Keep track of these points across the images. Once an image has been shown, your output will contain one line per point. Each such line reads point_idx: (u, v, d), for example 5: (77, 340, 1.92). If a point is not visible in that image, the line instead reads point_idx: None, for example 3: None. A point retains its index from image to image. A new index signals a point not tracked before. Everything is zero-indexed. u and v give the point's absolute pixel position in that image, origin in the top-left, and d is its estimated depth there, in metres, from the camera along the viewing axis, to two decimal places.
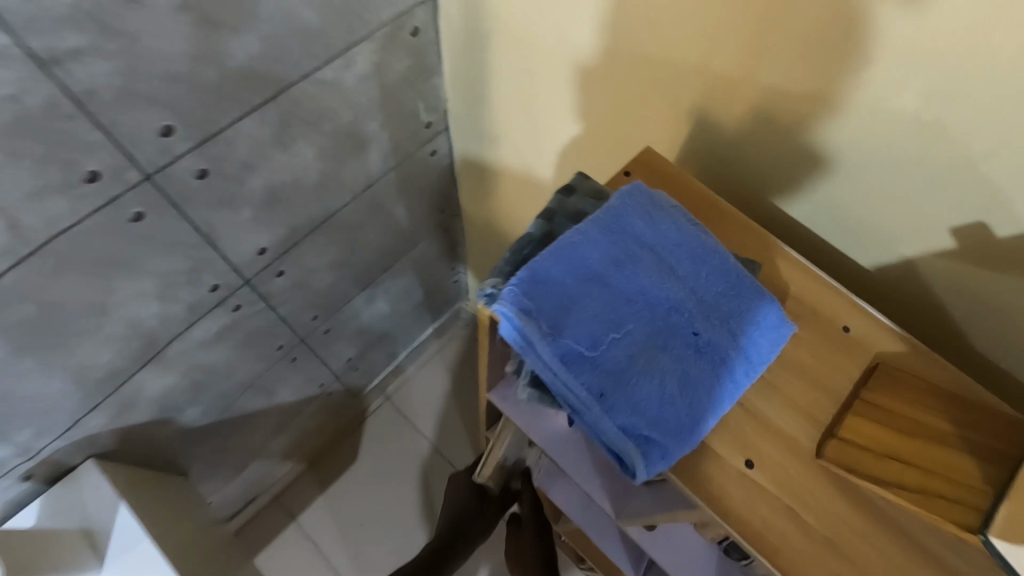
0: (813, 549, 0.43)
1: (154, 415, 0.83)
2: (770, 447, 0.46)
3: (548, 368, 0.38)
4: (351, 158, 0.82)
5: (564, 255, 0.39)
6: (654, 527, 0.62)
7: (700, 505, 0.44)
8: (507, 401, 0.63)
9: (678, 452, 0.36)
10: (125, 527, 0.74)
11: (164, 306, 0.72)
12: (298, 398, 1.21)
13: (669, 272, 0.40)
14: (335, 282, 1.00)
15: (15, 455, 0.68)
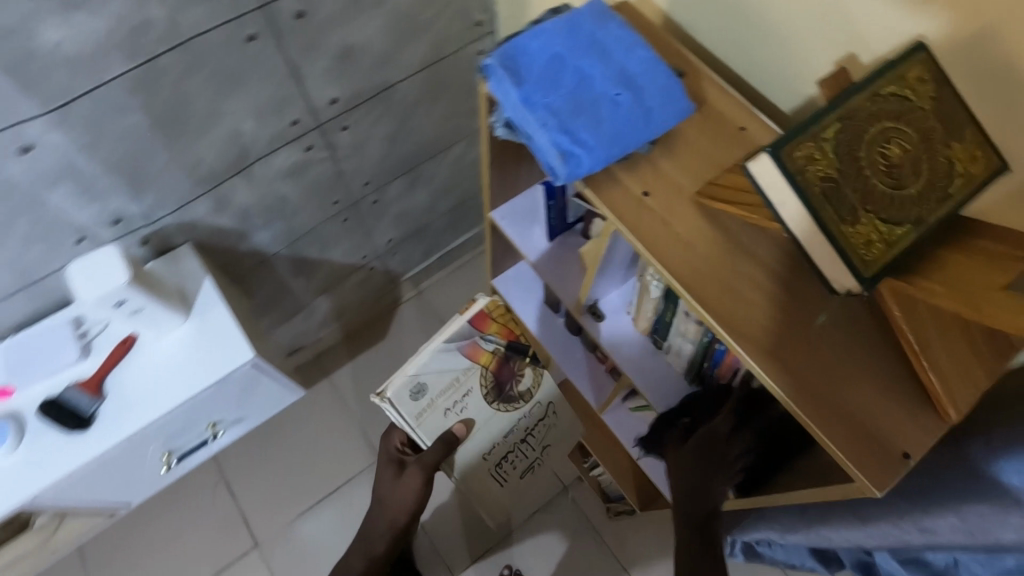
0: (676, 248, 0.53)
1: (234, 223, 1.06)
2: (662, 184, 0.56)
3: (513, 107, 0.55)
4: (412, 37, 1.00)
5: (536, 35, 0.56)
6: (601, 316, 0.78)
7: (605, 213, 0.55)
8: (505, 219, 0.85)
9: (591, 164, 0.52)
10: (208, 293, 0.97)
11: (257, 124, 0.93)
12: (346, 264, 1.42)
13: (606, 52, 0.56)
14: (388, 154, 1.19)
15: (141, 217, 0.92)
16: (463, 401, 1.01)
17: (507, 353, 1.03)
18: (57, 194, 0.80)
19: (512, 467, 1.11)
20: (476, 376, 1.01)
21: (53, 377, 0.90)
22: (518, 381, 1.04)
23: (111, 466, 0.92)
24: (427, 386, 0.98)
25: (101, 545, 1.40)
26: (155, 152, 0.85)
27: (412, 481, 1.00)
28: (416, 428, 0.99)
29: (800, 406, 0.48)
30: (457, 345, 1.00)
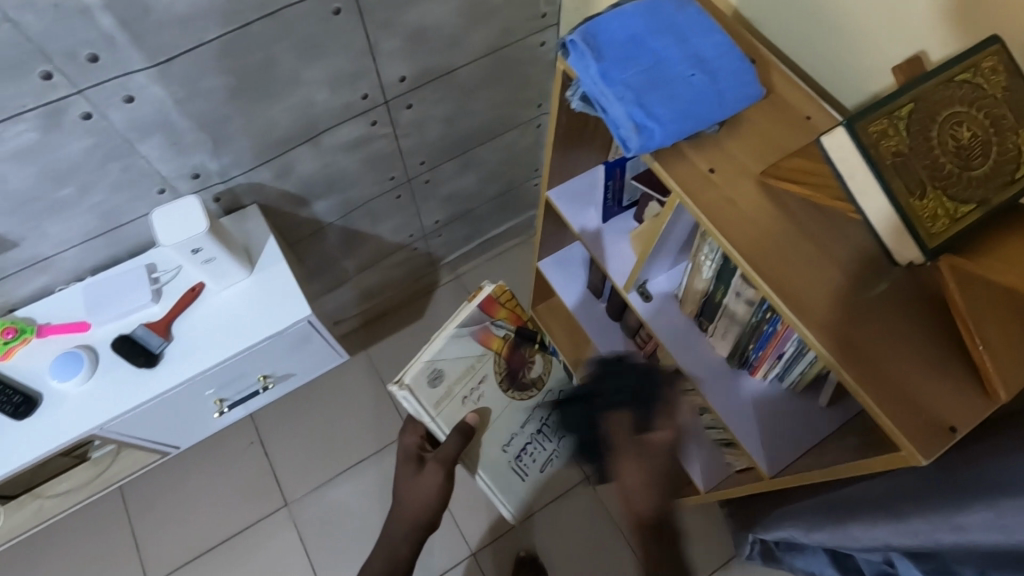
0: (738, 221, 0.56)
1: (297, 189, 1.11)
2: (728, 162, 0.59)
3: (591, 80, 0.58)
4: (480, 22, 1.04)
5: (617, 16, 0.60)
6: (649, 296, 0.81)
7: (672, 185, 0.58)
8: (560, 199, 0.89)
9: (663, 137, 0.55)
10: (271, 252, 1.02)
11: (330, 96, 0.98)
12: (392, 241, 1.46)
13: (684, 35, 0.59)
14: (444, 135, 1.24)
15: (217, 175, 0.97)
16: (479, 389, 1.08)
17: (516, 339, 1.12)
18: (149, 145, 0.86)
19: (529, 460, 1.13)
20: (490, 361, 1.09)
21: (126, 317, 0.96)
22: (528, 370, 1.13)
23: (171, 405, 0.97)
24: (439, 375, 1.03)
25: (141, 492, 1.47)
26: (239, 112, 0.90)
27: (432, 474, 1.01)
28: (427, 412, 1.03)
29: (847, 372, 0.50)
30: (471, 330, 1.06)
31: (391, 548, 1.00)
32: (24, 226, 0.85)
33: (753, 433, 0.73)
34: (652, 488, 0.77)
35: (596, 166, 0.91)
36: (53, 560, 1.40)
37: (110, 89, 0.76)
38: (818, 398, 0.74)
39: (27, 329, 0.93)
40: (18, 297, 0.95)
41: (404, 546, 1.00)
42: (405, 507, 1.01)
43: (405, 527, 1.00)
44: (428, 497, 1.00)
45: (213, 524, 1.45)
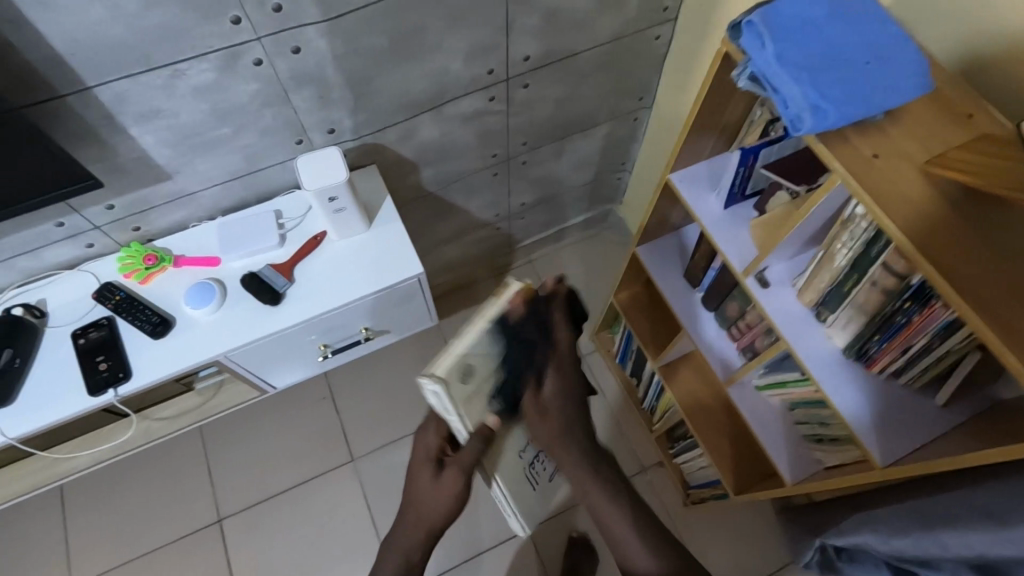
0: (898, 204, 0.58)
1: (411, 155, 1.16)
2: (889, 150, 0.61)
3: (766, 60, 0.62)
4: (608, 9, 1.08)
5: (794, 3, 0.64)
6: (768, 283, 0.83)
7: (834, 163, 0.60)
8: (681, 182, 0.93)
9: (837, 117, 0.58)
10: (387, 212, 1.08)
11: (460, 66, 1.03)
12: (479, 218, 1.51)
13: (855, 28, 0.63)
14: (549, 118, 1.28)
15: (349, 132, 1.04)
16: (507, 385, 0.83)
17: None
18: (300, 96, 0.93)
19: (541, 473, 0.96)
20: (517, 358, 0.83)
21: (254, 257, 1.02)
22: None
23: (287, 342, 1.03)
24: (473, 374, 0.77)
25: (218, 429, 1.54)
26: (382, 73, 0.96)
27: (451, 482, 0.80)
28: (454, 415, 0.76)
29: (1008, 350, 0.51)
30: (507, 317, 0.79)
31: (403, 559, 0.84)
32: (182, 159, 0.93)
33: (870, 423, 0.75)
34: (564, 396, 0.83)
35: (719, 157, 0.95)
36: (134, 483, 1.48)
37: (282, 38, 0.83)
38: (934, 397, 0.75)
39: (165, 258, 1.01)
40: (159, 227, 1.04)
41: (417, 550, 0.84)
42: (418, 517, 0.84)
43: (421, 532, 0.84)
44: (445, 508, 0.82)
45: (281, 470, 1.50)
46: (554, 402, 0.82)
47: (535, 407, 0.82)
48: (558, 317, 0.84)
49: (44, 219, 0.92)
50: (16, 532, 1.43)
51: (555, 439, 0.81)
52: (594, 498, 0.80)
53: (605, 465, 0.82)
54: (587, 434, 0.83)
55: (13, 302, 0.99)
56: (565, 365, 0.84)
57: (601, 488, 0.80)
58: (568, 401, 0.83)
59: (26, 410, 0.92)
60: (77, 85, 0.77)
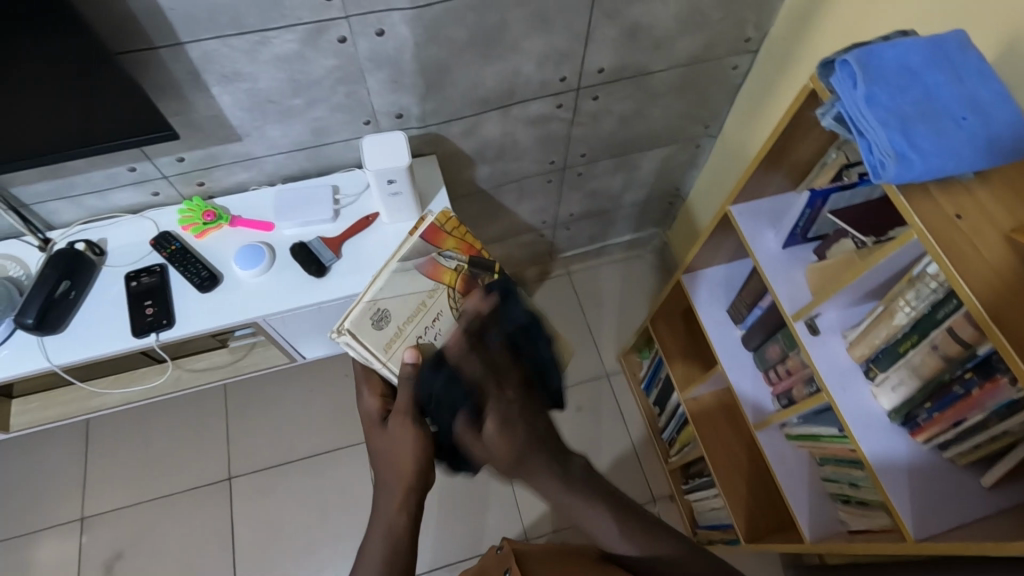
0: (977, 269, 0.56)
1: (470, 150, 1.17)
2: (975, 212, 0.58)
3: (856, 101, 0.61)
4: (690, 32, 1.06)
5: (894, 47, 0.62)
6: (818, 330, 0.80)
7: (913, 218, 0.58)
8: (741, 216, 0.91)
9: (924, 168, 0.56)
10: (440, 202, 1.08)
11: (533, 69, 1.03)
12: (525, 222, 1.51)
13: (959, 77, 0.60)
14: (612, 133, 1.27)
15: (415, 119, 1.05)
16: (436, 326, 0.84)
17: (471, 271, 0.89)
18: (375, 78, 0.95)
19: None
20: (445, 296, 0.86)
21: (306, 227, 1.04)
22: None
23: (324, 314, 1.05)
24: (390, 321, 0.82)
25: (243, 389, 1.57)
26: (457, 65, 0.97)
27: (401, 429, 0.74)
28: (379, 354, 0.80)
29: None
30: (415, 264, 0.87)
31: (390, 526, 0.70)
32: (254, 123, 0.96)
33: (906, 493, 0.71)
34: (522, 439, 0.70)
35: (783, 195, 0.92)
36: (157, 429, 1.52)
37: (368, 20, 0.85)
38: (979, 477, 0.71)
39: (222, 216, 1.04)
40: (221, 185, 1.08)
41: (404, 511, 0.71)
42: (387, 474, 0.73)
43: (397, 491, 0.72)
44: (416, 451, 0.72)
45: (297, 439, 1.52)
46: (493, 439, 0.69)
47: (482, 443, 0.70)
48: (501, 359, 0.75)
49: (118, 162, 0.96)
50: (42, 457, 1.48)
51: (510, 461, 0.69)
52: (580, 516, 0.70)
53: (577, 472, 0.71)
54: (550, 451, 0.71)
55: (76, 237, 1.03)
56: (509, 409, 0.70)
57: (584, 503, 0.70)
58: (515, 436, 0.69)
59: (74, 341, 0.96)
60: (170, 39, 0.80)
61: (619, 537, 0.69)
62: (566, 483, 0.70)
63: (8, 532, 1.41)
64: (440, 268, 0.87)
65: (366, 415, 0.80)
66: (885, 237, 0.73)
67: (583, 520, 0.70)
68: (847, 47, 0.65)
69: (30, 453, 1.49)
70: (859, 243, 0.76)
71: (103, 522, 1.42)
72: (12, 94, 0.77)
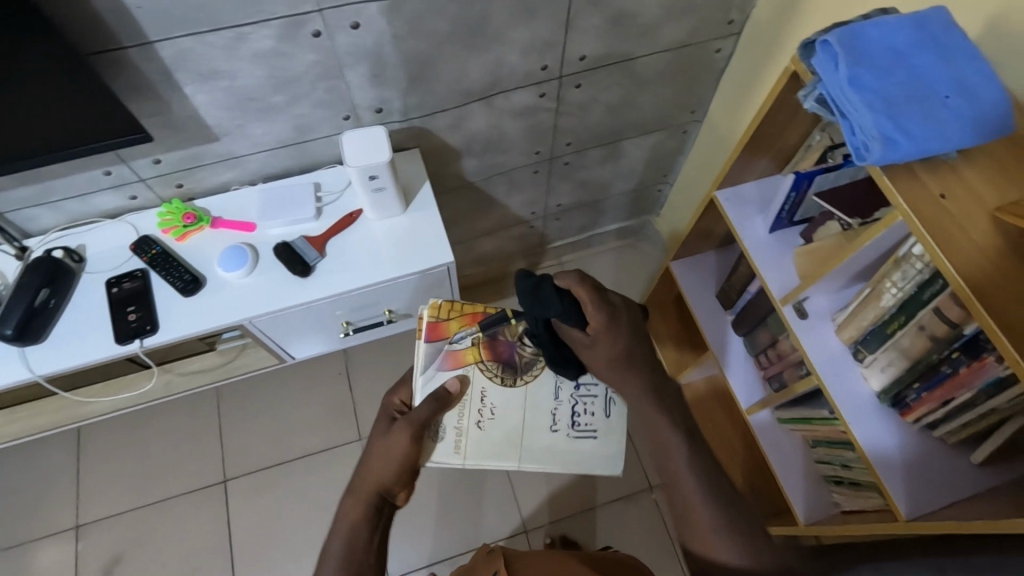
0: (963, 248, 0.55)
1: (455, 143, 1.16)
2: (960, 191, 0.58)
3: (840, 82, 0.60)
4: (675, 16, 1.05)
5: (877, 26, 0.61)
6: (807, 314, 0.80)
7: (898, 199, 0.58)
8: (727, 201, 0.90)
9: (908, 150, 0.56)
10: (424, 198, 1.07)
11: (516, 59, 1.02)
12: (514, 214, 1.49)
13: (943, 55, 0.60)
14: (599, 122, 1.26)
15: (397, 114, 1.03)
16: (487, 404, 0.90)
17: (488, 335, 0.93)
18: (353, 73, 0.93)
19: (589, 413, 0.90)
20: (480, 373, 0.91)
21: (289, 226, 1.03)
22: (521, 349, 0.92)
23: (312, 314, 1.03)
24: (443, 427, 0.88)
25: (236, 392, 1.56)
26: (438, 57, 0.96)
27: (399, 436, 0.81)
28: (461, 458, 0.86)
29: None
30: (434, 366, 0.91)
31: (349, 530, 0.74)
32: (233, 122, 0.94)
33: (897, 474, 0.72)
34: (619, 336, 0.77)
35: (770, 179, 0.91)
36: (150, 434, 1.51)
37: (345, 13, 0.83)
38: (969, 454, 0.72)
39: (203, 218, 1.02)
40: (201, 187, 1.06)
41: (363, 518, 0.75)
42: (368, 473, 0.79)
43: (365, 494, 0.77)
44: (398, 467, 0.79)
45: (293, 439, 1.51)
46: (607, 337, 0.76)
47: (586, 338, 0.79)
48: (615, 300, 0.78)
49: (94, 166, 0.94)
50: (34, 465, 1.47)
51: (609, 364, 0.78)
52: (668, 443, 0.74)
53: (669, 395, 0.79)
54: (649, 375, 0.78)
55: (54, 244, 1.02)
56: (620, 319, 0.77)
57: (677, 439, 0.75)
58: (619, 341, 0.77)
59: (57, 350, 0.95)
60: (140, 38, 0.78)
61: (686, 466, 0.73)
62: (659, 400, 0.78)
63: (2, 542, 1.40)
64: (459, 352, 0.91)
65: (385, 407, 0.90)
66: (870, 217, 0.72)
67: (667, 449, 0.75)
68: (829, 27, 0.64)
69: (22, 463, 1.47)
70: (845, 225, 0.75)
71: (98, 529, 1.41)
72: None
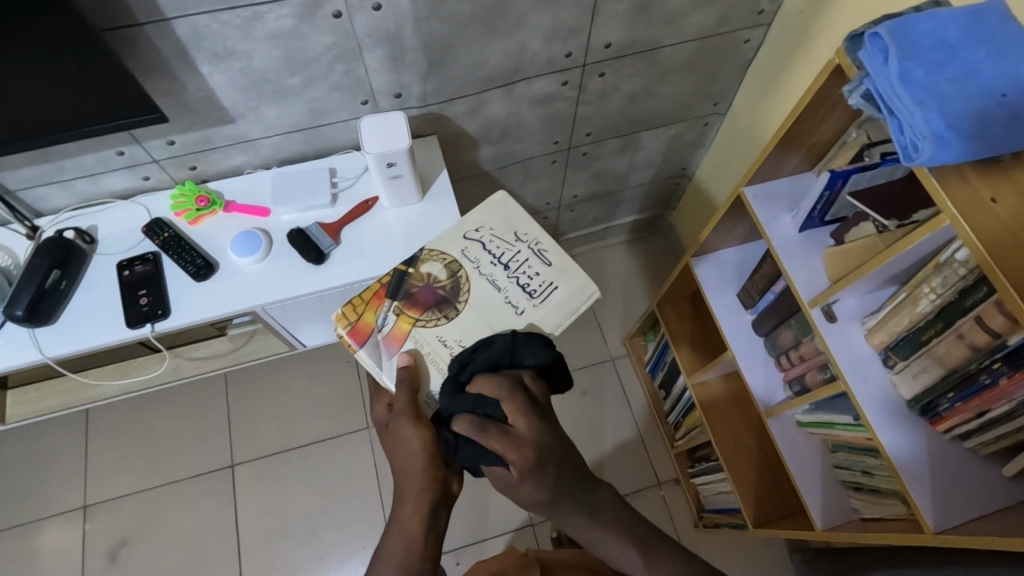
0: (1014, 254, 0.52)
1: (473, 130, 1.13)
2: (1014, 195, 0.55)
3: (889, 78, 0.57)
4: (704, 4, 1.01)
5: (932, 20, 0.58)
6: (836, 317, 0.78)
7: (946, 200, 0.55)
8: (755, 198, 0.87)
9: (962, 150, 0.53)
10: (441, 187, 1.05)
11: (539, 46, 0.99)
12: (529, 204, 1.47)
13: (1001, 51, 0.56)
14: (619, 112, 1.22)
15: (415, 100, 1.01)
16: (457, 345, 0.80)
17: (399, 300, 0.83)
18: (372, 55, 0.90)
19: (532, 274, 0.85)
20: (422, 328, 0.81)
21: (303, 213, 1.01)
22: (438, 282, 0.85)
23: (324, 302, 1.02)
24: (437, 392, 0.78)
25: (243, 377, 1.55)
26: (460, 41, 0.93)
27: (406, 430, 0.74)
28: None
29: None
30: (387, 356, 0.80)
31: (404, 536, 0.72)
32: (248, 104, 0.92)
33: (924, 484, 0.70)
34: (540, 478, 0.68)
35: (800, 176, 0.89)
36: (158, 416, 1.50)
37: None
38: (1000, 466, 0.69)
39: (216, 201, 1.01)
40: (215, 169, 1.04)
41: (417, 515, 0.73)
42: (403, 477, 0.74)
43: (413, 494, 0.74)
44: (422, 455, 0.74)
45: (301, 425, 1.51)
46: (528, 481, 0.68)
47: (506, 479, 0.69)
48: (500, 395, 0.69)
49: (107, 146, 0.92)
50: (42, 444, 1.47)
51: (538, 498, 0.69)
52: (613, 552, 0.73)
53: (605, 506, 0.74)
54: (579, 497, 0.72)
55: (66, 224, 1.00)
56: (544, 464, 0.69)
57: (619, 545, 0.73)
58: (543, 489, 0.69)
59: (67, 332, 0.94)
60: (156, 15, 0.76)
61: (608, 536, 0.73)
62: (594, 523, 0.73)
63: (9, 520, 1.40)
64: (393, 330, 0.81)
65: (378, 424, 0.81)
66: (909, 219, 0.69)
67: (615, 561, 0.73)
68: (879, 19, 0.61)
69: (29, 441, 1.47)
70: (881, 226, 0.72)
71: (104, 510, 1.41)
72: None
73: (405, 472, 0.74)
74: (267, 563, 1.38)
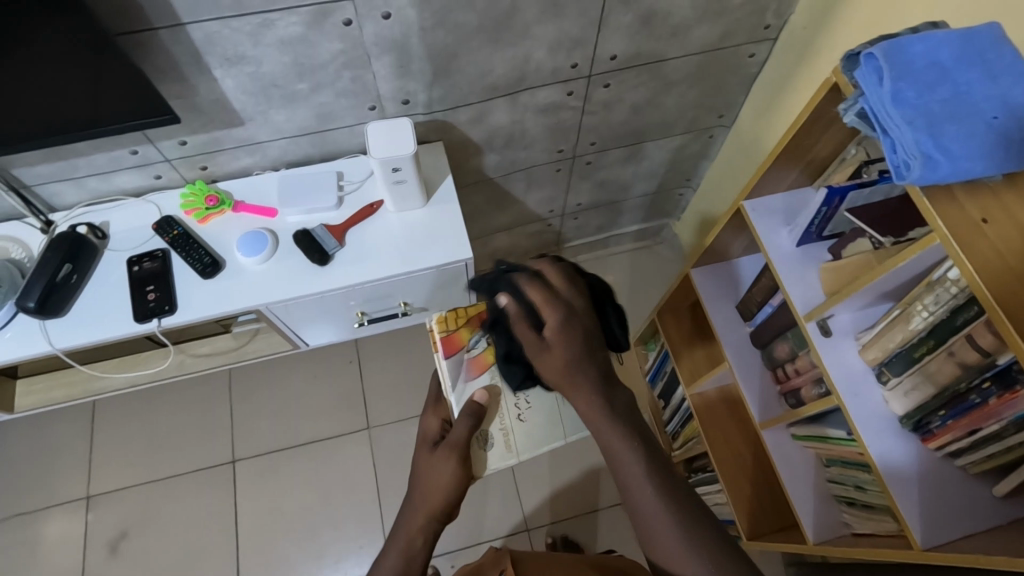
0: (1003, 274, 0.53)
1: (478, 137, 1.15)
2: (1006, 216, 0.56)
3: (883, 98, 0.58)
4: (708, 19, 1.02)
5: (926, 42, 0.59)
6: (831, 333, 0.78)
7: (936, 219, 0.56)
8: (753, 212, 0.88)
9: (953, 172, 0.54)
10: (445, 192, 1.06)
11: (545, 57, 1.01)
12: (533, 211, 1.48)
13: (995, 74, 0.57)
14: (624, 122, 1.24)
15: (421, 107, 1.03)
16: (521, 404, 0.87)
17: None
18: (380, 63, 0.92)
19: None
20: None
21: (309, 214, 1.03)
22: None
23: (328, 303, 1.04)
24: (489, 433, 0.86)
25: (248, 375, 1.57)
26: (466, 51, 0.95)
27: (443, 460, 0.80)
28: (515, 455, 0.84)
29: None
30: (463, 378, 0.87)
31: (407, 544, 0.77)
32: (258, 107, 0.94)
33: (914, 499, 0.70)
34: (576, 332, 0.63)
35: (798, 191, 0.89)
36: (163, 410, 1.53)
37: (374, 3, 0.83)
38: (990, 485, 0.70)
39: (225, 201, 1.03)
40: (224, 170, 1.06)
41: (421, 533, 0.77)
42: (421, 495, 0.79)
43: (424, 513, 0.78)
44: (450, 488, 0.79)
45: (301, 424, 1.52)
46: (561, 340, 0.63)
47: (536, 341, 0.63)
48: (551, 271, 0.68)
49: (120, 145, 0.95)
50: (48, 435, 1.50)
51: (564, 372, 0.63)
52: (615, 452, 0.62)
53: (622, 404, 0.64)
54: (602, 374, 0.64)
55: (79, 220, 1.03)
56: (574, 326, 0.64)
57: (626, 443, 0.62)
58: (573, 344, 0.63)
59: (76, 326, 0.96)
60: (171, 20, 0.78)
61: (606, 417, 0.63)
62: (611, 415, 0.63)
63: (14, 508, 1.42)
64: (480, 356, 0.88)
65: (424, 436, 0.87)
66: (903, 237, 0.70)
67: (614, 453, 0.63)
68: (874, 40, 0.62)
69: (36, 431, 1.50)
70: (875, 243, 0.73)
71: (108, 501, 1.44)
72: (10, 73, 0.75)
73: (422, 493, 0.79)
74: (263, 559, 1.40)
